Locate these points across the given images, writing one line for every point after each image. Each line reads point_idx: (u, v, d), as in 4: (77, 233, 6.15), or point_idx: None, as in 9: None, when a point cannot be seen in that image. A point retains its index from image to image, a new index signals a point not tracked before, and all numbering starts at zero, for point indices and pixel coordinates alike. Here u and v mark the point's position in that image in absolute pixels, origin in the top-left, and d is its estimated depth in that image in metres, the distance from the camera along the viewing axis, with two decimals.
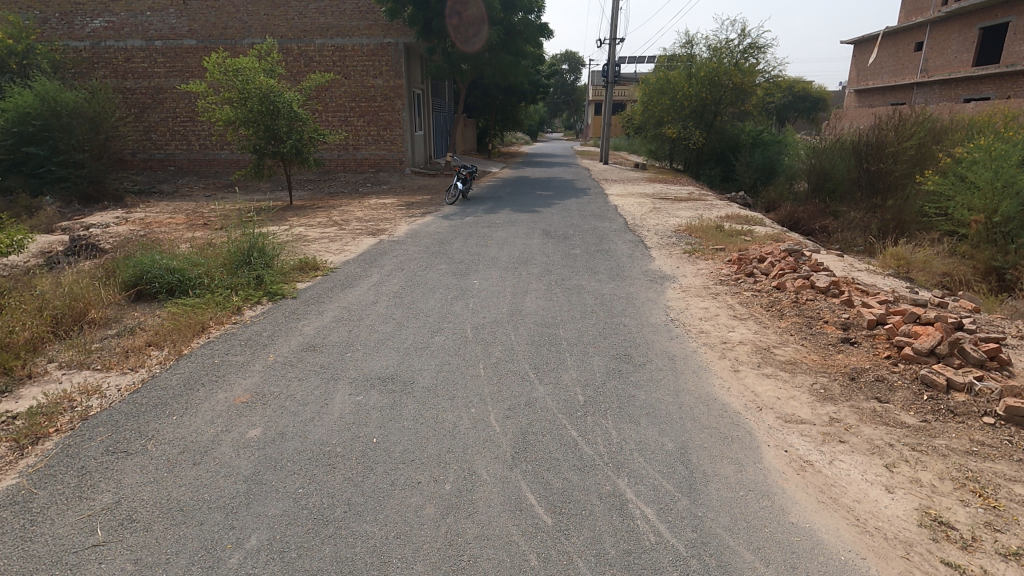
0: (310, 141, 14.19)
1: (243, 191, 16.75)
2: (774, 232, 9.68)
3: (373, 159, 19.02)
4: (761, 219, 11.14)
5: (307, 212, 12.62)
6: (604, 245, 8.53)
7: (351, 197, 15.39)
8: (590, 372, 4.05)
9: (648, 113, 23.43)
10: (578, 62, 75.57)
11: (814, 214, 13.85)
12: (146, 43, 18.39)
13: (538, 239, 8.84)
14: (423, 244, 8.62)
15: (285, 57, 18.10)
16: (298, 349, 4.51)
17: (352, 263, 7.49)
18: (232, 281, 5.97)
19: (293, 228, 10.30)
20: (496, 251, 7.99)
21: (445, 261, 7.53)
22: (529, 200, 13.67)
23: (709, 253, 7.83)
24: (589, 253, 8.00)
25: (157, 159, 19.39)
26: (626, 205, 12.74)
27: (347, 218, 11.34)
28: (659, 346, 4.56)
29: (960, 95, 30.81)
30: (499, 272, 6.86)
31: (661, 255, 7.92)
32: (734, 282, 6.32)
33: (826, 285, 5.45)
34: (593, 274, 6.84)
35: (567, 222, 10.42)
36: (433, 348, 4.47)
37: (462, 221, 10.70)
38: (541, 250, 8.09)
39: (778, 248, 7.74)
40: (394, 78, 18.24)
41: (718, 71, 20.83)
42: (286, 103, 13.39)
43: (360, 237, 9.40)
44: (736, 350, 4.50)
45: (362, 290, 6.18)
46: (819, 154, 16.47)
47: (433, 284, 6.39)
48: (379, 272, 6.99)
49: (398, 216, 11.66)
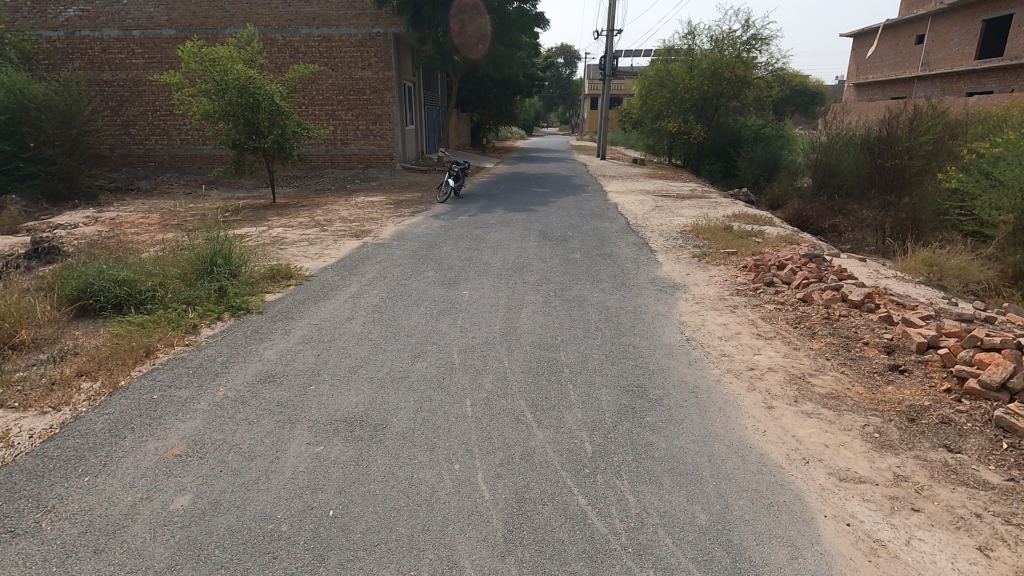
0: (294, 136, 13.40)
1: (225, 188, 15.99)
2: (787, 233, 9.08)
3: (362, 155, 18.29)
4: (771, 219, 10.52)
5: (289, 211, 11.92)
6: (605, 248, 7.88)
7: (338, 195, 14.67)
8: (597, 411, 3.40)
9: (646, 107, 22.76)
10: (574, 56, 74.71)
11: (823, 212, 13.26)
12: (123, 33, 17.56)
13: (534, 242, 8.19)
14: (410, 247, 7.98)
15: (270, 48, 17.32)
16: (254, 379, 3.85)
17: (330, 270, 6.84)
18: (190, 294, 5.29)
19: (271, 229, 9.62)
20: (487, 256, 7.36)
21: (432, 266, 6.89)
22: (524, 198, 13.00)
23: (721, 258, 7.20)
24: (589, 257, 7.37)
25: (136, 155, 18.59)
26: (626, 204, 12.09)
27: (331, 218, 10.67)
28: (675, 374, 3.93)
29: (963, 89, 30.31)
30: (492, 281, 6.21)
31: (668, 260, 7.29)
32: (752, 293, 5.69)
33: (860, 299, 4.82)
34: (595, 282, 6.20)
35: (565, 223, 9.78)
36: (412, 379, 3.81)
37: (453, 222, 10.04)
38: (537, 254, 7.45)
39: (796, 253, 7.12)
40: (384, 70, 17.51)
41: (719, 64, 20.19)
42: (267, 94, 12.60)
43: (343, 240, 8.74)
44: (765, 378, 3.86)
45: (338, 303, 5.53)
46: (826, 149, 15.86)
47: (417, 295, 5.75)
48: (360, 281, 6.34)
49: (386, 215, 10.99)
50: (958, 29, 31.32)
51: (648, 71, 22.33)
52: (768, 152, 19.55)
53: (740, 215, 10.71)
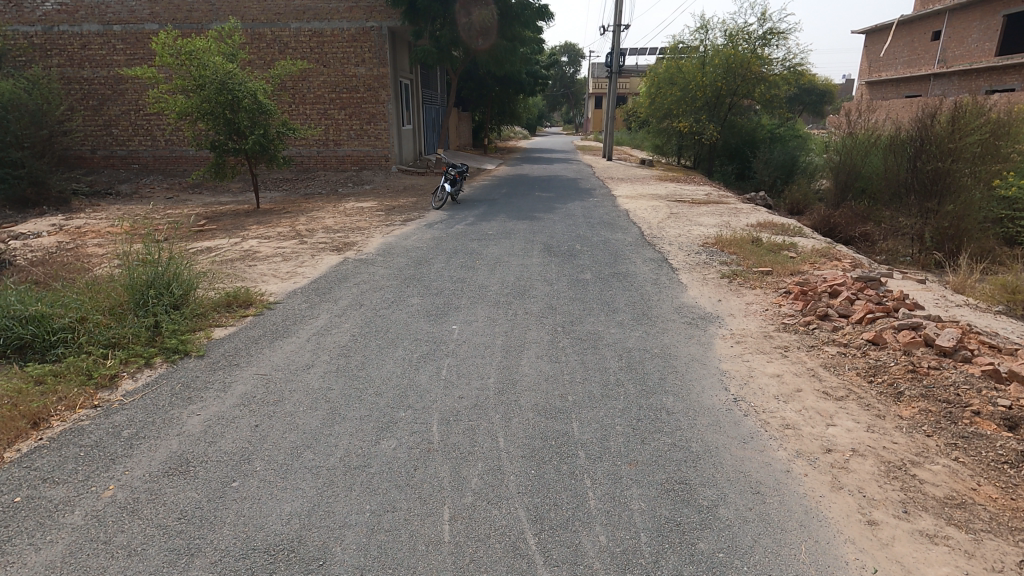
0: (279, 137, 12.40)
1: (209, 193, 15.07)
2: (822, 247, 8.06)
3: (356, 156, 17.31)
4: (800, 228, 9.49)
5: (272, 219, 10.99)
6: (619, 266, 6.87)
7: (328, 200, 13.73)
8: (628, 532, 2.39)
9: (655, 106, 21.73)
10: (577, 54, 73.59)
11: (852, 219, 12.22)
12: (103, 28, 16.64)
13: (538, 257, 7.20)
14: (397, 264, 7.03)
15: (257, 43, 16.38)
16: (159, 470, 2.85)
17: (300, 295, 5.85)
18: (116, 333, 4.32)
19: (245, 242, 8.66)
20: (483, 276, 6.38)
21: (419, 290, 5.90)
22: (526, 204, 12.02)
23: (757, 281, 6.17)
24: (602, 278, 6.37)
25: (119, 156, 17.67)
26: (639, 211, 11.07)
27: (313, 227, 9.70)
28: (728, 461, 2.92)
29: (983, 87, 29.12)
30: (487, 311, 5.22)
31: (694, 282, 6.27)
32: (804, 329, 4.67)
33: (952, 345, 3.80)
34: (611, 312, 5.20)
35: (572, 233, 8.79)
36: (372, 471, 2.81)
37: (448, 232, 9.07)
38: (540, 274, 6.46)
39: (845, 274, 6.08)
40: (378, 66, 16.56)
41: (733, 59, 19.14)
42: (248, 92, 11.58)
43: (322, 254, 7.78)
44: (852, 469, 2.85)
45: (298, 342, 4.52)
46: (850, 150, 14.84)
47: (397, 330, 4.75)
48: (330, 309, 5.35)
49: (375, 224, 10.03)
50: (978, 26, 30.14)
51: (657, 68, 21.29)
52: (785, 153, 18.47)
53: (765, 224, 9.69)
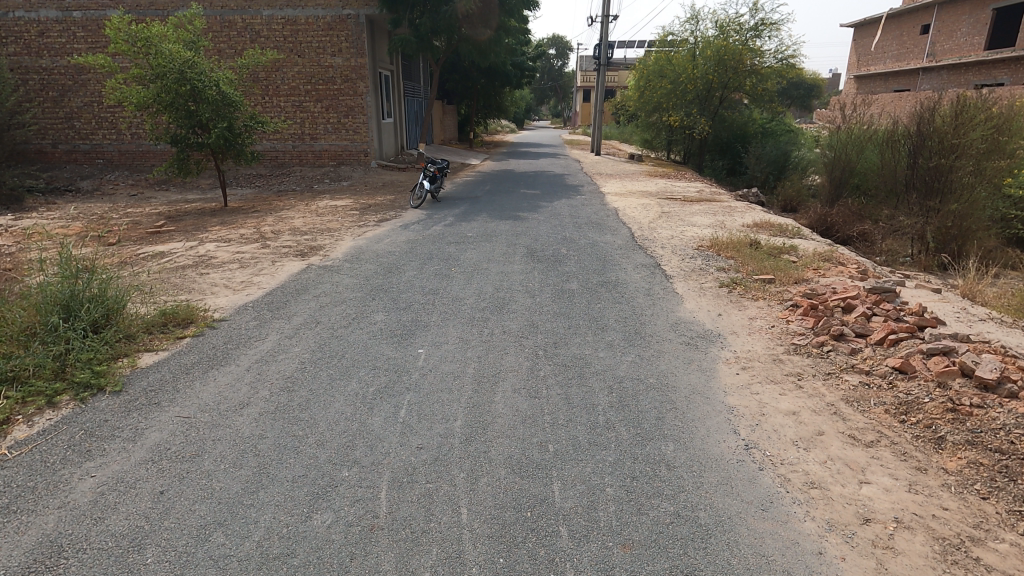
0: (246, 131, 11.63)
1: (176, 190, 14.26)
2: (824, 251, 7.54)
3: (333, 151, 16.56)
4: (798, 229, 8.97)
5: (237, 218, 10.27)
6: (608, 274, 6.28)
7: (301, 197, 13.02)
8: None
9: (644, 99, 21.17)
10: (565, 47, 72.82)
11: (849, 217, 11.75)
12: (62, 15, 15.70)
13: (519, 263, 6.60)
14: (364, 272, 6.38)
15: (227, 31, 15.54)
16: (19, 565, 2.20)
17: (250, 310, 5.19)
18: (14, 366, 3.63)
19: (202, 246, 7.96)
20: (458, 286, 5.75)
21: (384, 304, 5.27)
22: (510, 202, 11.40)
23: (760, 292, 5.61)
24: (590, 288, 5.79)
25: (82, 151, 16.74)
26: (628, 211, 10.51)
27: (280, 229, 9.02)
28: (745, 540, 2.34)
29: (971, 81, 28.95)
30: (459, 330, 4.60)
31: (690, 293, 5.70)
32: (818, 352, 4.13)
33: (997, 379, 3.25)
34: (600, 331, 4.61)
35: (557, 236, 8.19)
36: (295, 565, 2.18)
37: (424, 234, 8.44)
38: (521, 283, 5.85)
39: (855, 284, 5.54)
40: (356, 56, 15.82)
41: (725, 51, 18.62)
42: (211, 82, 10.79)
43: (284, 260, 7.11)
44: (900, 551, 2.28)
45: (237, 373, 3.87)
46: (845, 146, 14.39)
47: (353, 356, 4.12)
48: (281, 329, 4.70)
49: (347, 224, 9.36)
50: (966, 19, 29.89)
51: (646, 59, 20.72)
52: (778, 148, 17.99)
53: (761, 224, 9.17)
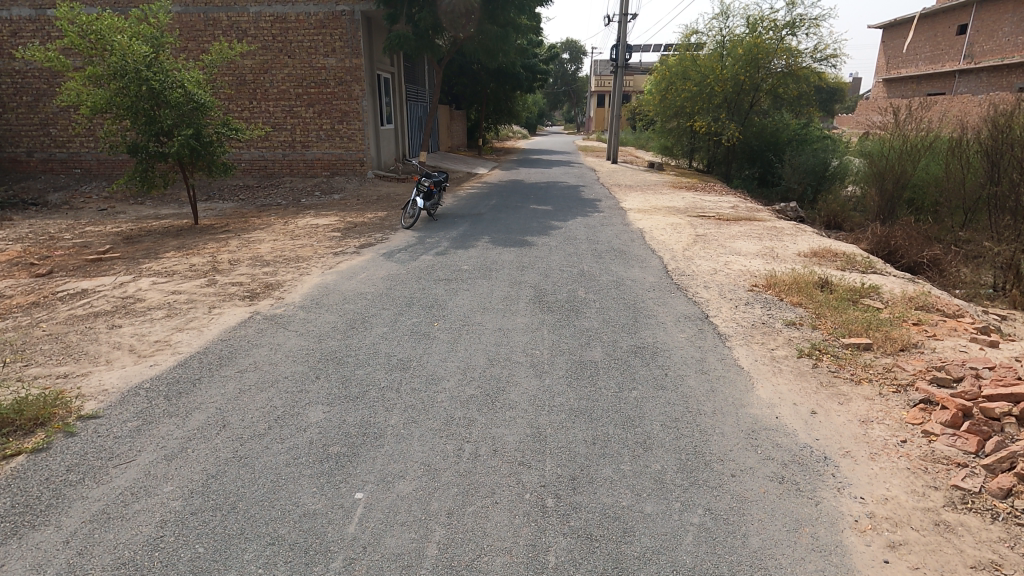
0: (218, 139, 10.21)
1: (150, 203, 12.95)
2: (914, 295, 5.88)
3: (326, 160, 15.15)
4: (868, 258, 7.31)
5: (200, 241, 8.87)
6: (641, 334, 4.70)
7: (284, 213, 11.63)
8: None
9: (666, 103, 19.61)
10: (579, 52, 71.49)
11: (915, 239, 10.02)
12: (36, 13, 14.51)
13: (523, 315, 5.05)
14: (319, 327, 4.86)
15: (211, 30, 14.24)
16: None
17: (139, 400, 3.65)
18: None
19: (138, 281, 6.51)
20: (438, 356, 4.21)
21: (327, 389, 3.71)
22: (517, 221, 9.87)
23: (860, 371, 3.98)
24: (619, 359, 4.20)
25: (58, 160, 15.49)
26: (656, 233, 8.92)
27: (241, 257, 7.58)
28: None
29: (1015, 83, 26.74)
30: (426, 447, 3.03)
31: (760, 370, 4.08)
32: (1010, 511, 2.52)
33: None
34: (641, 451, 3.01)
35: (571, 270, 6.63)
36: None
37: (409, 266, 6.92)
38: (523, 351, 4.29)
39: (999, 361, 3.89)
40: (350, 57, 14.45)
41: (756, 49, 16.99)
42: (173, 83, 9.38)
43: (225, 304, 5.63)
44: None
45: (47, 552, 2.33)
46: (898, 154, 12.66)
47: (248, 509, 2.56)
48: (163, 441, 3.15)
49: (321, 251, 7.88)
50: (1010, 18, 27.88)
51: (669, 60, 19.12)
52: (815, 156, 16.22)
53: (821, 252, 7.53)
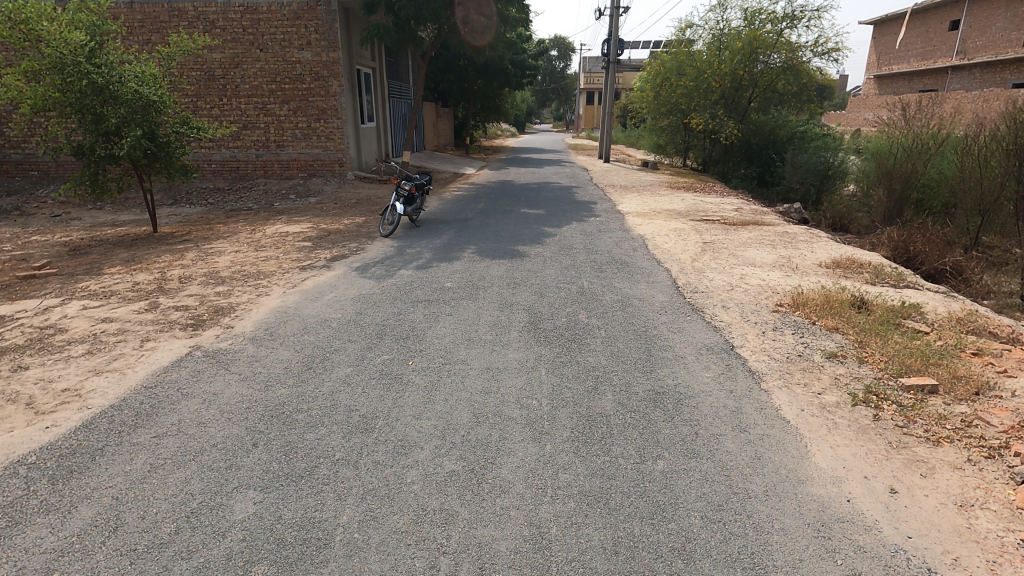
0: (177, 138, 9.28)
1: (109, 208, 11.94)
2: (961, 315, 5.16)
3: (303, 161, 14.20)
4: (897, 269, 6.59)
5: (152, 253, 7.93)
6: (659, 373, 3.91)
7: (253, 219, 10.71)
8: None
9: (660, 100, 18.92)
10: (568, 48, 70.77)
11: (934, 243, 9.34)
12: None
13: (515, 349, 4.22)
14: (269, 368, 4.00)
15: (176, 21, 13.24)
16: None
17: (13, 485, 2.77)
18: None
19: (68, 305, 5.59)
20: (410, 412, 3.37)
21: (264, 465, 2.85)
22: (508, 227, 9.07)
23: (934, 427, 3.22)
24: (635, 411, 3.39)
25: (13, 161, 14.39)
26: (660, 241, 8.12)
27: (193, 273, 6.67)
28: None
29: (1008, 79, 26.41)
30: (388, 567, 2.20)
31: (810, 425, 3.29)
32: None
33: None
34: (683, 567, 2.20)
35: (570, 288, 5.82)
36: None
37: (386, 283, 6.08)
38: (516, 402, 3.47)
39: None
40: (327, 50, 13.53)
41: (755, 43, 16.30)
42: (118, 78, 8.43)
43: (163, 336, 4.75)
44: None
45: None
46: (909, 153, 12.00)
47: None
48: (22, 560, 2.27)
49: (288, 265, 7.00)
50: (1002, 14, 27.50)
51: (663, 55, 18.41)
52: (817, 154, 15.56)
53: (843, 263, 6.79)
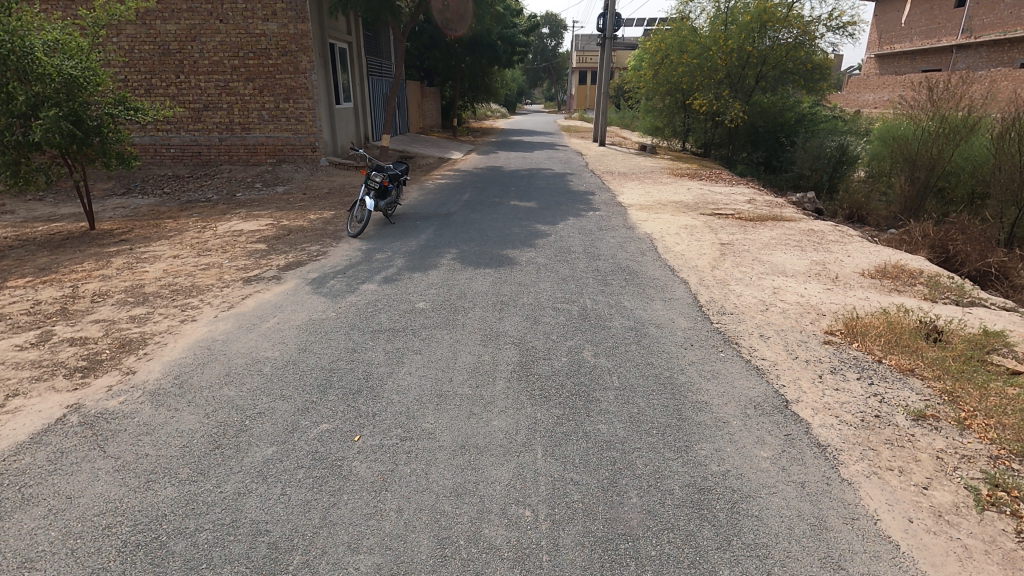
0: (112, 121, 7.97)
1: (51, 200, 10.67)
2: None
3: (271, 145, 12.91)
4: (954, 280, 5.55)
5: (77, 258, 6.73)
6: (699, 452, 2.84)
7: (209, 213, 9.48)
8: None
9: (659, 79, 17.69)
10: (559, 26, 68.67)
11: (974, 240, 8.31)
12: None
13: (502, 414, 3.13)
14: (157, 450, 2.87)
15: None
16: None
17: None
18: None
19: None
20: (345, 536, 2.28)
21: None
22: (496, 223, 7.94)
23: None
24: (675, 531, 2.32)
25: None
26: (671, 242, 7.03)
27: (113, 287, 5.50)
28: None
29: (1018, 59, 25.27)
30: None
31: (936, 555, 2.23)
32: None
33: None
34: None
35: (572, 309, 4.74)
36: None
37: (345, 303, 4.95)
38: (501, 516, 2.39)
39: None
40: (295, 21, 12.18)
41: (764, 17, 15.09)
42: (28, 46, 7.09)
43: (38, 387, 3.60)
44: None
45: None
46: (935, 137, 10.87)
47: None
48: None
49: (231, 275, 5.85)
50: None
51: (663, 31, 17.13)
52: (830, 138, 14.48)
53: (891, 271, 5.74)
